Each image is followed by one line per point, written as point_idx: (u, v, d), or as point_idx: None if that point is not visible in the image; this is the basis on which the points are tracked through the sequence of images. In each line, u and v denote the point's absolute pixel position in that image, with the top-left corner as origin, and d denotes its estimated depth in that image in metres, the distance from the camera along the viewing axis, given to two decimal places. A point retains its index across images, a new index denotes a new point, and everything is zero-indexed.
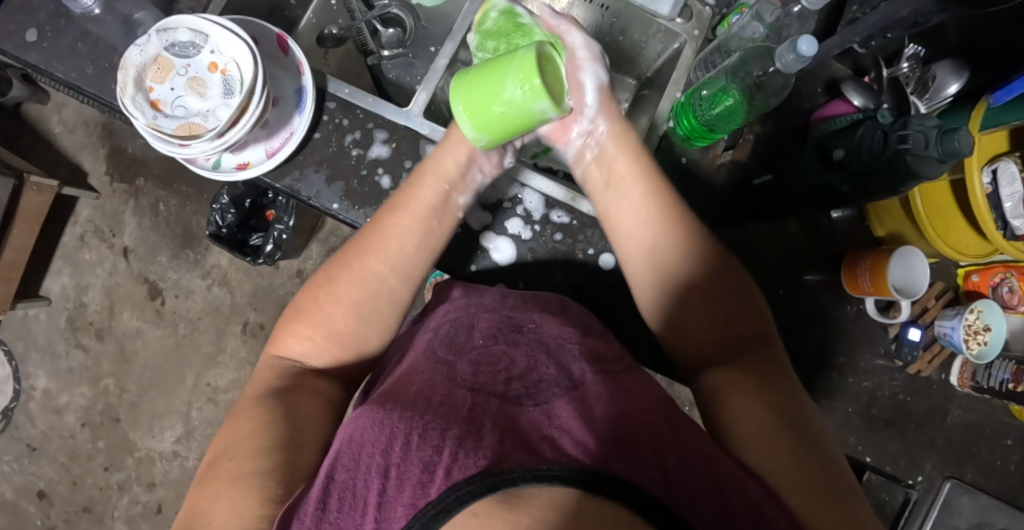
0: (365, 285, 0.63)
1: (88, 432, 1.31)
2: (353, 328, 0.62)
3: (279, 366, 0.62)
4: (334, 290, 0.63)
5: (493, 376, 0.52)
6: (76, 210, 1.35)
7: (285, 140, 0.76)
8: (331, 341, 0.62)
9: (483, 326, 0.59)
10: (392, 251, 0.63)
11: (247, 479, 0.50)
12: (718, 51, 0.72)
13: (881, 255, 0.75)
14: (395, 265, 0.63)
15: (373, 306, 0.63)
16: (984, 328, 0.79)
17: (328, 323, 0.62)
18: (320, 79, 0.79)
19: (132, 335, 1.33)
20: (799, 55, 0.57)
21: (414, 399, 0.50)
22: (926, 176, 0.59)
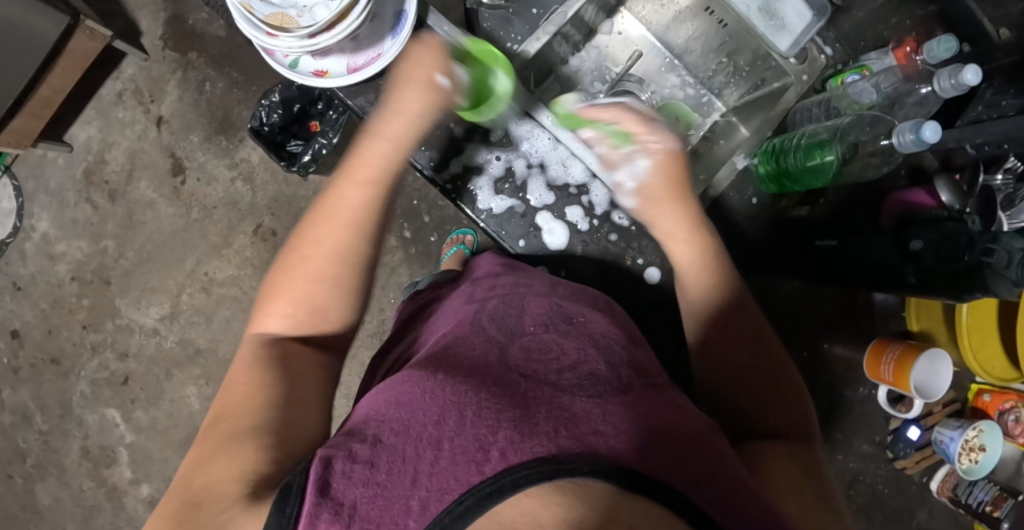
0: (325, 249, 0.61)
1: (76, 286, 1.30)
2: (328, 296, 0.60)
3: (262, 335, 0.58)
4: (302, 260, 0.60)
5: (545, 363, 0.52)
6: (121, 66, 1.31)
7: (371, 60, 0.75)
8: (306, 312, 0.60)
9: (535, 310, 0.60)
10: (358, 178, 0.63)
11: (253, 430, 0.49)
12: (819, 103, 0.75)
13: (911, 350, 0.77)
14: (366, 207, 0.62)
15: (330, 262, 0.60)
16: (980, 447, 0.79)
17: (316, 289, 0.60)
18: (421, 9, 0.77)
19: (144, 205, 1.31)
20: (920, 138, 0.61)
21: (459, 373, 0.50)
22: (999, 294, 0.62)
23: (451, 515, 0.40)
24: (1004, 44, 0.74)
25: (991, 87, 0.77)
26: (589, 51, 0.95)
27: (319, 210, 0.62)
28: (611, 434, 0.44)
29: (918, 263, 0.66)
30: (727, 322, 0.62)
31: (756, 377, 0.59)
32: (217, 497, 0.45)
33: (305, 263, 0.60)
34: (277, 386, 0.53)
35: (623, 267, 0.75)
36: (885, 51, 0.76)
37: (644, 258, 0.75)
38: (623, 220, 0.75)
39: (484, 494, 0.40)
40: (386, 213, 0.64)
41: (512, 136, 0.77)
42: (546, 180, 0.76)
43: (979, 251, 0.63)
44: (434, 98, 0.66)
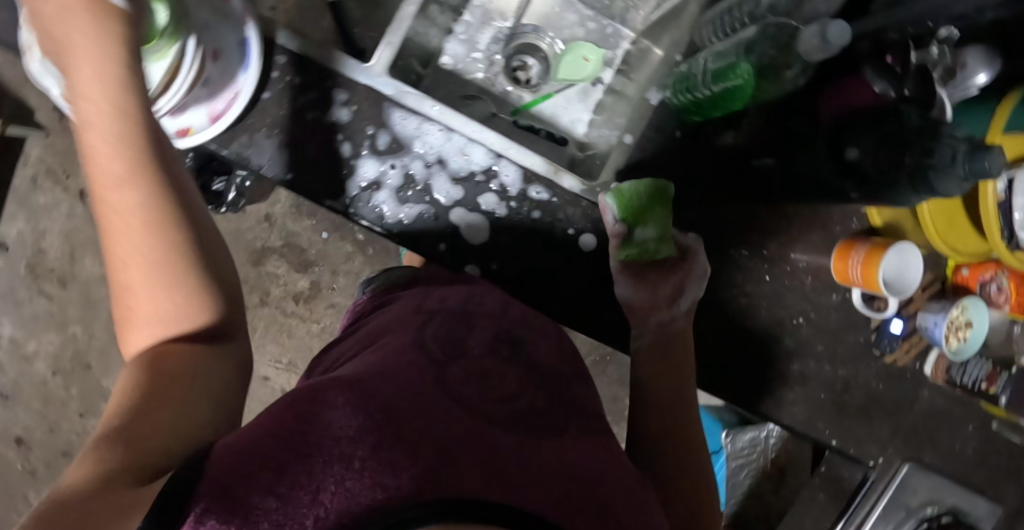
0: (109, 218, 0.53)
1: (60, 379, 1.30)
2: (156, 259, 0.54)
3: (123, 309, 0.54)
4: (109, 242, 0.54)
5: (481, 389, 0.53)
6: (25, 149, 1.26)
7: (229, 102, 0.68)
8: (145, 288, 0.53)
9: (482, 328, 0.60)
10: (108, 151, 0.52)
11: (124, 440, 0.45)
12: (729, 13, 0.69)
13: (879, 247, 0.73)
14: (148, 202, 0.53)
15: (136, 236, 0.53)
16: (966, 324, 0.78)
17: (160, 287, 0.54)
18: (268, 28, 0.70)
19: (97, 281, 1.29)
20: (825, 40, 0.55)
21: (388, 393, 0.49)
22: (946, 193, 0.56)
23: None
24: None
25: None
26: (472, 10, 0.86)
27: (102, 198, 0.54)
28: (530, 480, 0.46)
29: (852, 173, 0.61)
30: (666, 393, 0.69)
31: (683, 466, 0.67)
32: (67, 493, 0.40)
33: (133, 249, 0.53)
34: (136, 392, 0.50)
35: (556, 241, 0.71)
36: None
37: (575, 227, 0.71)
38: (542, 194, 0.71)
39: (391, 524, 0.40)
40: (179, 185, 0.55)
41: (400, 139, 0.70)
42: (449, 174, 0.71)
43: (919, 152, 0.55)
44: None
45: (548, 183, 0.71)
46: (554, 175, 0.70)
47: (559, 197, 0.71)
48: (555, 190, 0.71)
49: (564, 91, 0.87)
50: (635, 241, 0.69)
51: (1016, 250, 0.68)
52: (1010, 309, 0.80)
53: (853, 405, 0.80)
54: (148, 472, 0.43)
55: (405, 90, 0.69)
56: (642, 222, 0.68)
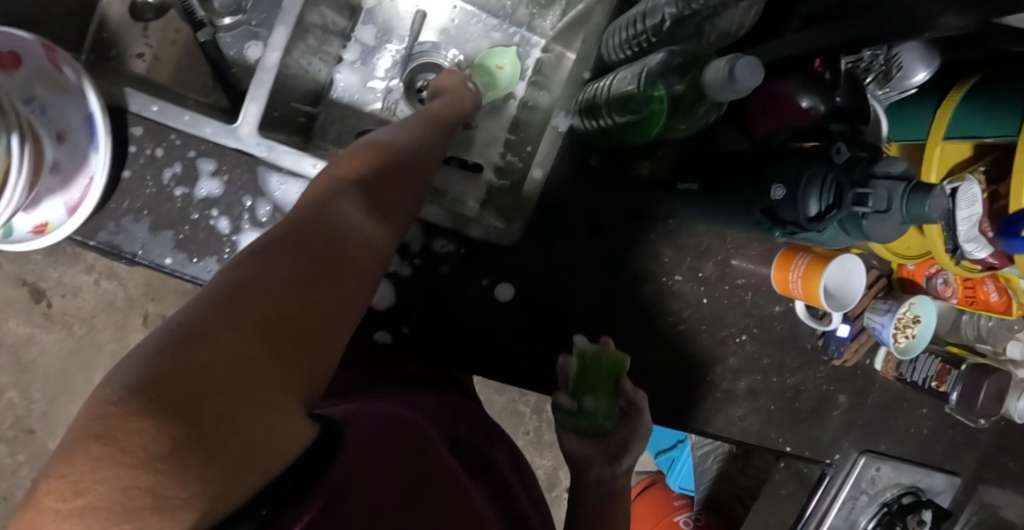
0: (366, 164, 0.47)
1: (3, 447, 1.24)
2: (347, 232, 0.40)
3: (335, 183, 0.44)
4: (388, 188, 0.48)
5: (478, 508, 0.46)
6: None
7: (86, 187, 0.61)
8: (332, 257, 0.38)
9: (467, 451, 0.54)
10: (407, 158, 0.51)
11: (295, 341, 0.34)
12: (639, 19, 0.63)
13: (819, 259, 0.68)
14: (410, 158, 0.51)
15: (350, 187, 0.44)
16: (914, 321, 0.72)
17: (332, 245, 0.39)
18: (116, 96, 0.62)
19: (25, 342, 1.22)
20: (733, 79, 0.50)
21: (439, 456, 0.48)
22: (879, 235, 0.53)
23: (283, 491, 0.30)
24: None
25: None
26: (360, 31, 0.78)
27: (357, 153, 0.48)
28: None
29: (776, 215, 0.57)
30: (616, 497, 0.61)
31: None
32: (137, 374, 0.28)
33: (339, 219, 0.41)
34: (309, 287, 0.36)
35: (470, 294, 0.66)
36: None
37: (488, 277, 0.66)
38: (447, 247, 0.65)
39: None
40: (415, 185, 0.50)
41: (282, 206, 0.64)
42: None
43: (851, 196, 0.52)
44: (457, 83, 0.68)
45: (454, 234, 0.65)
46: (462, 225, 0.65)
47: (467, 247, 0.65)
48: (462, 241, 0.65)
49: None
50: (581, 411, 0.61)
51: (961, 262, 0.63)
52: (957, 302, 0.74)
53: (804, 409, 0.76)
54: (211, 452, 0.27)
55: (283, 150, 0.63)
56: (591, 391, 0.61)
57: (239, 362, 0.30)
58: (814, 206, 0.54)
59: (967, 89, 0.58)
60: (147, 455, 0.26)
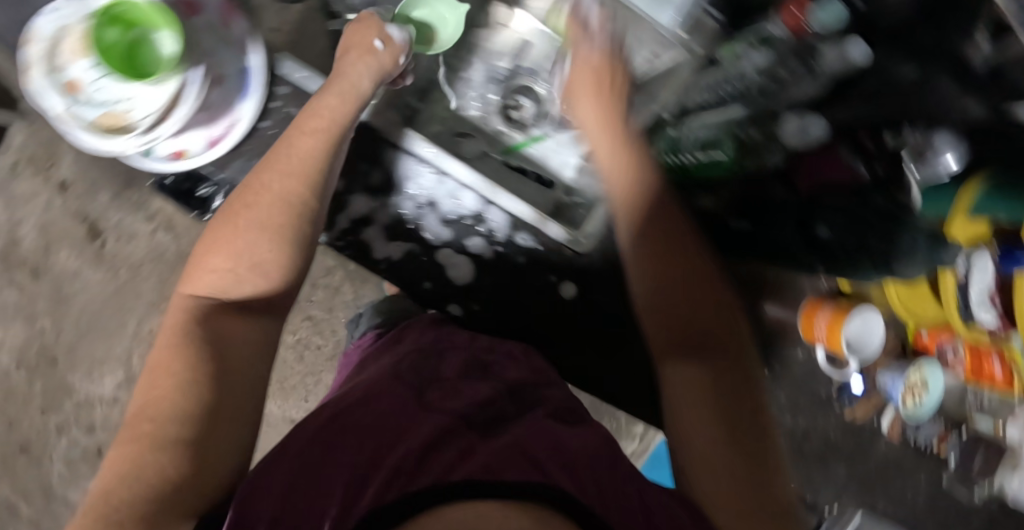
0: (239, 228, 0.64)
1: (24, 372, 1.27)
2: (256, 263, 0.63)
3: (202, 302, 0.61)
4: (254, 213, 0.64)
5: (456, 402, 0.61)
6: (10, 136, 1.24)
7: (228, 128, 0.70)
8: (185, 347, 0.57)
9: (452, 362, 0.67)
10: (286, 197, 0.64)
11: (161, 447, 0.52)
12: (726, 79, 0.73)
13: (842, 310, 0.77)
14: (286, 194, 0.64)
15: (185, 332, 0.58)
16: (923, 386, 0.82)
17: (165, 370, 0.56)
18: (269, 58, 0.72)
19: (70, 276, 1.27)
20: None
21: (393, 394, 0.62)
22: (908, 273, 0.66)
23: None
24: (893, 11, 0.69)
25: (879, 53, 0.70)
26: (473, 48, 0.89)
27: (227, 217, 0.64)
28: (495, 468, 0.50)
29: (820, 251, 0.69)
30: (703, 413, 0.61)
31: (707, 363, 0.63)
32: None
33: (150, 388, 0.56)
34: (190, 426, 0.53)
35: (538, 287, 0.72)
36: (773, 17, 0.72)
37: (557, 275, 0.72)
38: (528, 241, 0.72)
39: None
40: (280, 205, 0.64)
41: (390, 179, 0.71)
42: (440, 215, 0.71)
43: (880, 238, 0.66)
44: (374, 64, 0.70)
45: (535, 230, 0.72)
46: (540, 224, 0.71)
47: (545, 245, 0.72)
48: (541, 238, 0.72)
49: (557, 135, 0.88)
50: None
51: (970, 322, 0.73)
52: (965, 373, 0.82)
53: (812, 452, 0.83)
54: None
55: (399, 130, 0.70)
56: None
57: (134, 511, 0.49)
58: (851, 245, 0.67)
59: (986, 178, 0.65)
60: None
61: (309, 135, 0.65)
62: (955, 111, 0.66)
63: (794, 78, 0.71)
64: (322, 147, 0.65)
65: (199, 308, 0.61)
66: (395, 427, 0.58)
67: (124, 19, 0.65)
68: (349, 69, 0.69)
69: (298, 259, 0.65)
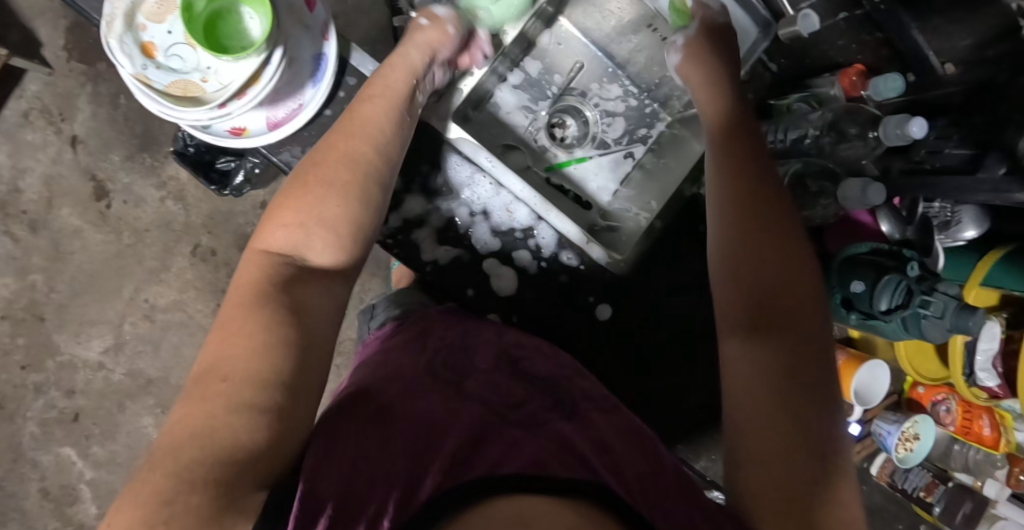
0: (307, 188, 0.61)
1: (8, 326, 1.23)
2: (340, 211, 0.61)
3: (264, 255, 0.58)
4: (323, 173, 0.62)
5: (498, 398, 0.60)
6: (23, 83, 1.21)
7: (293, 111, 0.70)
8: (268, 296, 0.55)
9: (486, 356, 0.65)
10: (364, 167, 0.63)
11: (240, 409, 0.48)
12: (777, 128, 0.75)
13: (852, 361, 0.82)
14: (364, 158, 0.64)
15: (255, 289, 0.55)
16: (914, 437, 0.88)
17: (237, 328, 0.52)
18: (343, 48, 0.73)
19: (70, 234, 1.23)
20: (866, 196, 0.65)
21: (431, 390, 0.61)
22: (930, 337, 0.67)
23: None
24: (949, 80, 0.66)
25: (934, 130, 0.69)
26: (529, 64, 0.89)
27: (291, 187, 0.61)
28: (546, 463, 0.50)
29: (852, 303, 0.69)
30: (772, 434, 0.56)
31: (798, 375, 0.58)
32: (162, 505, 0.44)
33: (217, 350, 0.52)
34: (274, 391, 0.50)
35: (578, 306, 0.75)
36: (834, 78, 0.73)
37: (595, 296, 0.75)
38: (572, 260, 0.75)
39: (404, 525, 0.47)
40: (353, 165, 0.63)
41: (451, 184, 0.73)
42: (491, 225, 0.73)
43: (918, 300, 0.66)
44: (422, 41, 0.72)
45: (579, 250, 0.75)
46: (585, 245, 0.74)
47: (587, 265, 0.75)
48: (585, 258, 0.75)
49: (599, 158, 0.91)
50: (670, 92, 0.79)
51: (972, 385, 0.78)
52: (954, 430, 0.89)
53: None
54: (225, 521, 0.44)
55: (466, 138, 0.72)
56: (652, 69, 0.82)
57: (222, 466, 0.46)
58: (886, 302, 0.65)
59: (1004, 253, 0.72)
60: (189, 515, 0.43)
61: (369, 101, 0.67)
62: (984, 181, 0.60)
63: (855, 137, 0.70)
64: (390, 114, 0.66)
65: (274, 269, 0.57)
66: (438, 426, 0.56)
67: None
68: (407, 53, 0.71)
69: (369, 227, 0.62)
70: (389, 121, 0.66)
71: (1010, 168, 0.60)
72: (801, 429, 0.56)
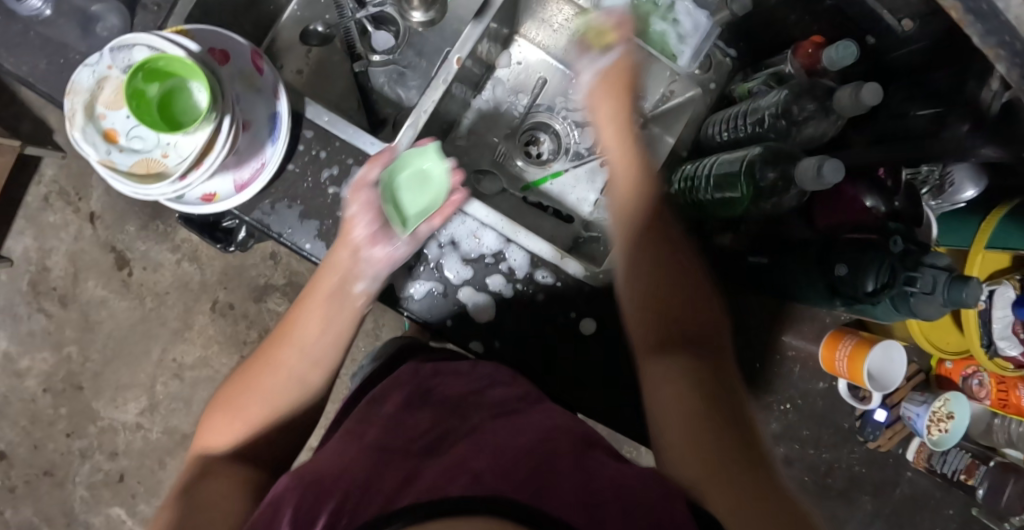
0: (280, 368, 0.71)
1: (50, 397, 1.30)
2: (299, 384, 0.71)
3: (202, 459, 0.69)
4: (291, 335, 0.71)
5: (404, 439, 0.60)
6: (41, 168, 1.29)
7: (256, 170, 0.71)
8: (199, 484, 0.66)
9: (394, 399, 0.67)
10: (302, 377, 0.71)
11: None
12: (739, 115, 0.72)
13: (865, 342, 0.79)
14: (318, 320, 0.71)
15: (197, 471, 0.68)
16: (948, 415, 0.85)
17: (172, 501, 0.65)
18: (299, 101, 0.74)
19: (97, 304, 1.30)
20: (822, 177, 0.60)
21: (342, 453, 0.61)
22: (927, 315, 0.62)
23: None
24: (909, 35, 0.65)
25: (900, 92, 0.68)
26: (493, 89, 0.90)
27: (220, 404, 0.72)
28: (439, 486, 0.51)
29: (837, 289, 0.65)
30: (677, 403, 0.60)
31: (687, 330, 0.65)
32: None
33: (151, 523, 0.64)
34: None
35: (557, 324, 0.73)
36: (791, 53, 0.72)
37: (576, 311, 0.74)
38: (548, 278, 0.74)
39: None
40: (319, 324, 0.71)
41: None
42: (460, 254, 0.73)
43: (902, 280, 0.62)
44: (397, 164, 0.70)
45: (554, 267, 0.74)
46: (559, 260, 0.73)
47: (564, 281, 0.74)
48: (561, 275, 0.74)
49: (574, 170, 0.90)
50: None
51: (993, 358, 0.73)
52: (990, 403, 0.86)
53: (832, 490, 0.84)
54: None
55: None
56: None
57: None
58: (871, 282, 0.62)
59: (1008, 210, 0.67)
60: None
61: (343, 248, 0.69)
62: (951, 139, 0.63)
63: (812, 115, 0.68)
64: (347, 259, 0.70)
65: (198, 464, 0.69)
66: (361, 478, 0.55)
67: (159, 72, 0.64)
68: (351, 224, 0.69)
69: (285, 413, 0.71)
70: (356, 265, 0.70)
71: (972, 124, 0.60)
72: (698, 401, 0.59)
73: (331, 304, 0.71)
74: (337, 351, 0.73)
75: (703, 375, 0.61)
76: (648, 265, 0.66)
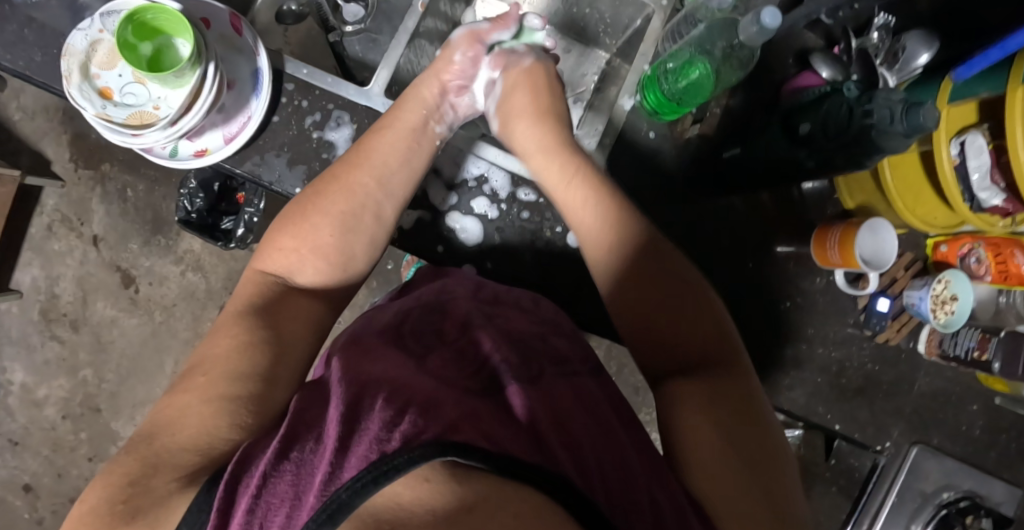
0: (350, 197, 0.67)
1: (69, 423, 1.31)
2: (369, 221, 0.68)
3: (263, 281, 0.64)
4: (366, 167, 0.69)
5: (456, 370, 0.58)
6: (42, 198, 1.32)
7: (243, 124, 0.73)
8: (270, 308, 0.61)
9: (454, 315, 0.66)
10: (380, 213, 0.69)
11: (215, 400, 0.53)
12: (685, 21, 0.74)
13: (850, 228, 0.77)
14: (393, 158, 0.70)
15: (251, 303, 0.61)
16: (951, 297, 0.82)
17: (226, 331, 0.58)
18: (278, 58, 0.76)
19: (107, 324, 1.31)
20: (762, 26, 0.62)
21: (392, 356, 0.59)
22: (891, 148, 0.61)
23: (348, 492, 0.41)
24: None
25: None
26: None
27: (278, 233, 0.67)
28: (496, 438, 0.47)
29: (811, 144, 0.68)
30: (699, 378, 0.58)
31: (691, 299, 0.63)
32: (171, 465, 0.48)
33: (209, 346, 0.58)
34: (240, 383, 0.54)
35: (544, 240, 0.75)
36: None
37: (562, 225, 0.75)
38: (530, 195, 0.75)
39: (381, 465, 0.42)
40: (396, 169, 0.70)
41: None
42: (444, 181, 0.76)
43: (861, 115, 0.62)
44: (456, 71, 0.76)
45: (536, 185, 0.75)
46: None
47: (546, 197, 0.76)
48: (542, 192, 0.75)
49: None
50: None
51: (980, 211, 0.71)
52: (992, 279, 0.81)
53: (849, 387, 0.83)
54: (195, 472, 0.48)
55: None
56: None
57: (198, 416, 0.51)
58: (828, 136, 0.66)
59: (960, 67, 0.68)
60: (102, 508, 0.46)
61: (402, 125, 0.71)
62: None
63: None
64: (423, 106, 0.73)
65: (258, 281, 0.64)
66: (414, 385, 0.54)
67: (149, 27, 0.69)
68: (448, 68, 0.76)
69: (360, 260, 0.67)
70: (414, 155, 0.71)
71: None
72: (728, 398, 0.57)
73: (414, 155, 0.71)
74: (412, 191, 0.71)
75: (731, 379, 0.58)
76: (659, 272, 0.64)
